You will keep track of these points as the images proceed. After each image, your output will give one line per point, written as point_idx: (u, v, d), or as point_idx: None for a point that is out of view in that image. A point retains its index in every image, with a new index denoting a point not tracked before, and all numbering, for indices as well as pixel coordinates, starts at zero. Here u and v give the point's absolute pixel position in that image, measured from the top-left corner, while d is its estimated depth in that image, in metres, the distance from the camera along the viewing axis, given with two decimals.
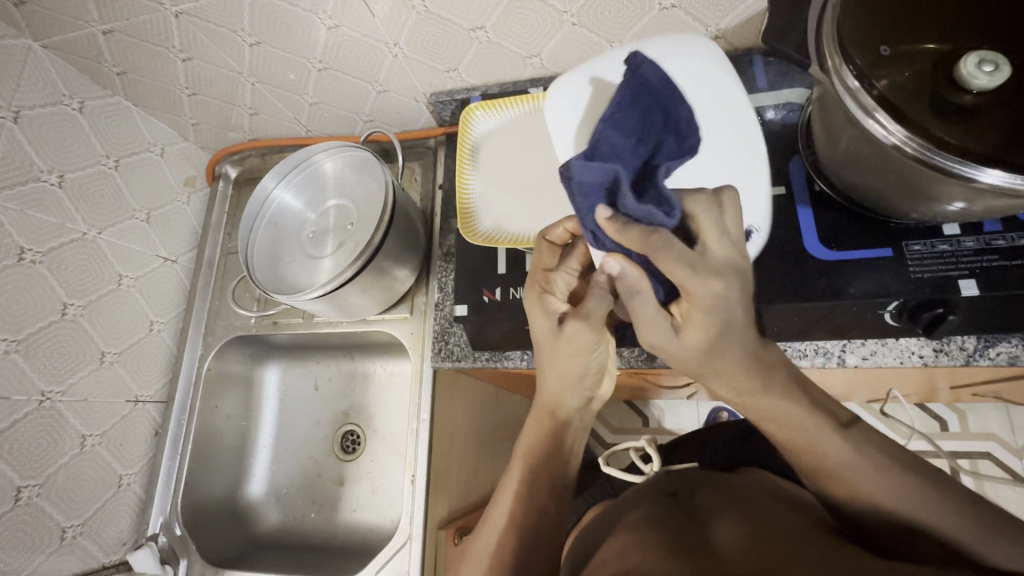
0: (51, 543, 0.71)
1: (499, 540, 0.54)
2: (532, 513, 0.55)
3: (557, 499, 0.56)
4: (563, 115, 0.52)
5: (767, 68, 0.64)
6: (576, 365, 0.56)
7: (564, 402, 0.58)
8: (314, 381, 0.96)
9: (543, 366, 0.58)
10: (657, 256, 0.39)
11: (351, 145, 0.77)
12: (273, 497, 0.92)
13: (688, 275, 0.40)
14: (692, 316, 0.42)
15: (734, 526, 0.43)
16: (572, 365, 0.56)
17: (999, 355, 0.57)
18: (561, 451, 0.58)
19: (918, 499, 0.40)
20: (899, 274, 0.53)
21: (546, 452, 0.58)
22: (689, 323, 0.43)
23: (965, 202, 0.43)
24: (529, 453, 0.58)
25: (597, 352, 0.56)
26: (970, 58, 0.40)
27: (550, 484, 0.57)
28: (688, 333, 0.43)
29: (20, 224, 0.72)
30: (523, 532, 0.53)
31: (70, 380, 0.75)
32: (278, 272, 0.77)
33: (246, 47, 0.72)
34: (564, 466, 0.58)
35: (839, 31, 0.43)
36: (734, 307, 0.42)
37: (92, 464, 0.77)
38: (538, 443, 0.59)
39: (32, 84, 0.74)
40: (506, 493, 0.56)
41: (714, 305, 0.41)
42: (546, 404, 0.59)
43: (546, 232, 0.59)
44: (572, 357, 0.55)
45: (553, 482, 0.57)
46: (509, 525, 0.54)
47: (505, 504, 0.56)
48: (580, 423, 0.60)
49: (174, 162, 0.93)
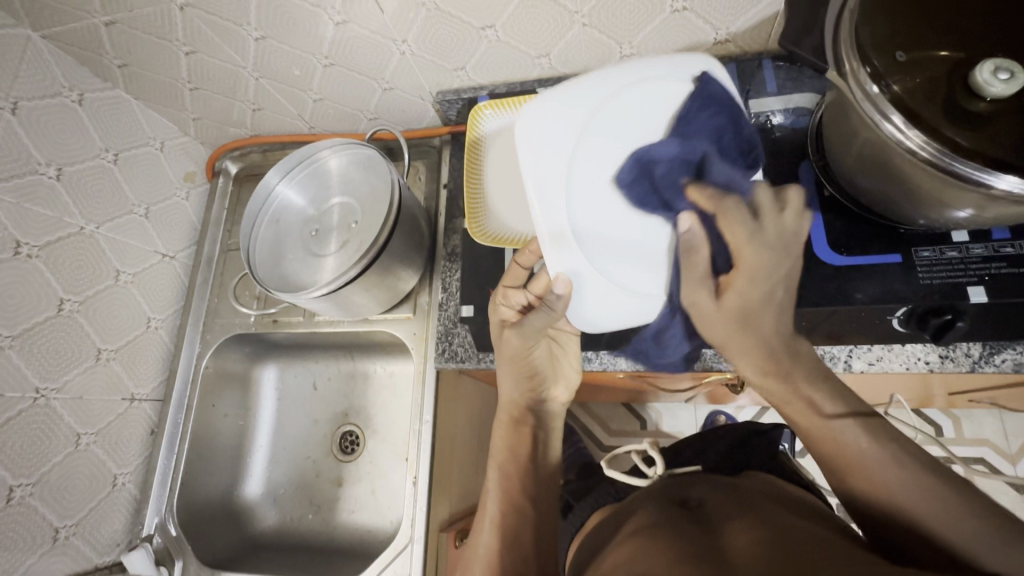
0: (44, 543, 0.69)
1: (489, 546, 0.56)
2: (519, 518, 0.57)
3: (531, 495, 0.60)
4: (544, 121, 0.49)
5: (777, 72, 0.64)
6: (524, 366, 0.62)
7: (518, 401, 0.64)
8: (312, 380, 0.95)
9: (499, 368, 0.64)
10: (724, 215, 0.48)
11: (355, 142, 0.76)
12: (269, 497, 0.90)
13: (743, 240, 0.47)
14: (734, 282, 0.48)
15: (747, 530, 0.43)
16: (520, 367, 0.62)
17: (1004, 362, 0.57)
18: (525, 447, 0.62)
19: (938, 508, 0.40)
20: (908, 280, 0.53)
21: (511, 452, 0.62)
22: (731, 287, 0.48)
23: (973, 210, 0.43)
24: (501, 454, 0.62)
25: (538, 351, 0.62)
26: (986, 65, 0.41)
27: (524, 482, 0.60)
28: (728, 296, 0.48)
29: (16, 217, 0.70)
30: (511, 530, 0.56)
31: (65, 377, 0.74)
32: (280, 270, 0.76)
33: (252, 41, 0.71)
34: (532, 462, 0.62)
35: (857, 35, 0.43)
36: (777, 284, 0.49)
37: (87, 463, 0.75)
38: (505, 443, 0.62)
39: (31, 75, 0.73)
40: (492, 500, 0.59)
41: (760, 275, 0.48)
42: (506, 405, 0.64)
43: (515, 256, 0.59)
44: (518, 359, 0.61)
45: (524, 479, 0.60)
46: (496, 532, 0.56)
47: (492, 511, 0.58)
48: (539, 421, 0.65)
49: (174, 158, 0.92)
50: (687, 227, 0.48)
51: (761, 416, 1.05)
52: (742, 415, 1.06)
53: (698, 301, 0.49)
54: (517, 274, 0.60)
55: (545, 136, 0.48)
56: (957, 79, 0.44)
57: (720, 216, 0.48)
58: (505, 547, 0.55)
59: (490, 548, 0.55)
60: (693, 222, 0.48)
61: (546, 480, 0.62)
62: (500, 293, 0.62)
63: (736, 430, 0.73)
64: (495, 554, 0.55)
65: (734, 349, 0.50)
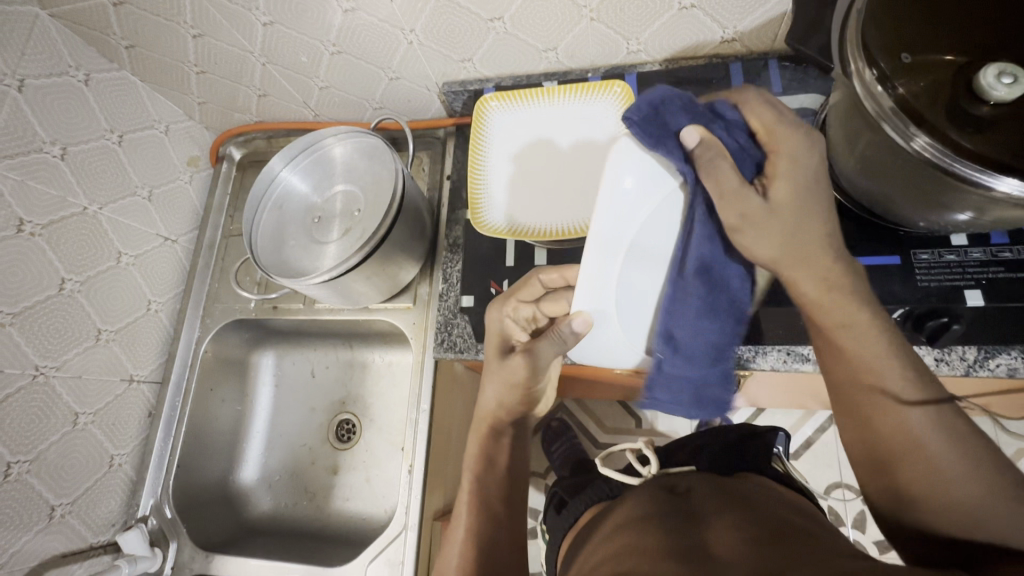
0: (40, 521, 0.70)
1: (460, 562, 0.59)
2: (489, 529, 0.61)
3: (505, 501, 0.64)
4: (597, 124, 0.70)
5: (782, 73, 0.65)
6: (514, 393, 0.64)
7: (501, 418, 0.66)
8: (311, 367, 0.95)
9: (486, 380, 0.64)
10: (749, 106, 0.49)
11: (361, 131, 0.76)
12: (265, 483, 0.91)
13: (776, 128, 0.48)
14: (779, 173, 0.47)
15: (730, 528, 0.43)
16: (509, 391, 0.64)
17: (999, 366, 0.53)
18: (502, 458, 0.66)
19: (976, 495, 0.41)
20: (907, 282, 0.54)
21: (487, 459, 0.65)
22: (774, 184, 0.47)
23: (973, 213, 0.44)
24: (475, 463, 0.65)
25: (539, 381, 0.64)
26: (991, 69, 0.41)
27: (499, 486, 0.64)
28: (775, 193, 0.47)
29: (19, 195, 0.70)
30: (481, 541, 0.60)
31: (64, 356, 0.74)
32: (282, 256, 0.76)
33: (259, 25, 0.71)
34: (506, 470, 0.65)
35: (862, 35, 0.44)
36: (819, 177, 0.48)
37: (84, 442, 0.76)
38: (481, 454, 0.65)
39: (39, 53, 0.72)
40: (461, 517, 0.62)
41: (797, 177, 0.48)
42: (485, 416, 0.66)
43: (541, 274, 0.61)
44: (502, 387, 0.63)
45: (498, 488, 0.64)
46: (466, 549, 0.59)
47: (462, 525, 0.61)
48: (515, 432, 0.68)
49: (177, 141, 0.92)
50: (701, 137, 0.45)
51: (755, 418, 1.05)
52: (737, 416, 1.06)
53: (750, 210, 0.45)
54: (532, 289, 0.61)
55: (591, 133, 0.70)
56: (959, 84, 0.44)
57: (746, 108, 0.49)
58: (480, 549, 0.59)
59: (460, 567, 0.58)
60: (701, 134, 0.45)
61: (517, 484, 0.67)
62: (509, 305, 0.62)
63: (732, 430, 0.73)
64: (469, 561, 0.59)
65: (795, 268, 0.47)
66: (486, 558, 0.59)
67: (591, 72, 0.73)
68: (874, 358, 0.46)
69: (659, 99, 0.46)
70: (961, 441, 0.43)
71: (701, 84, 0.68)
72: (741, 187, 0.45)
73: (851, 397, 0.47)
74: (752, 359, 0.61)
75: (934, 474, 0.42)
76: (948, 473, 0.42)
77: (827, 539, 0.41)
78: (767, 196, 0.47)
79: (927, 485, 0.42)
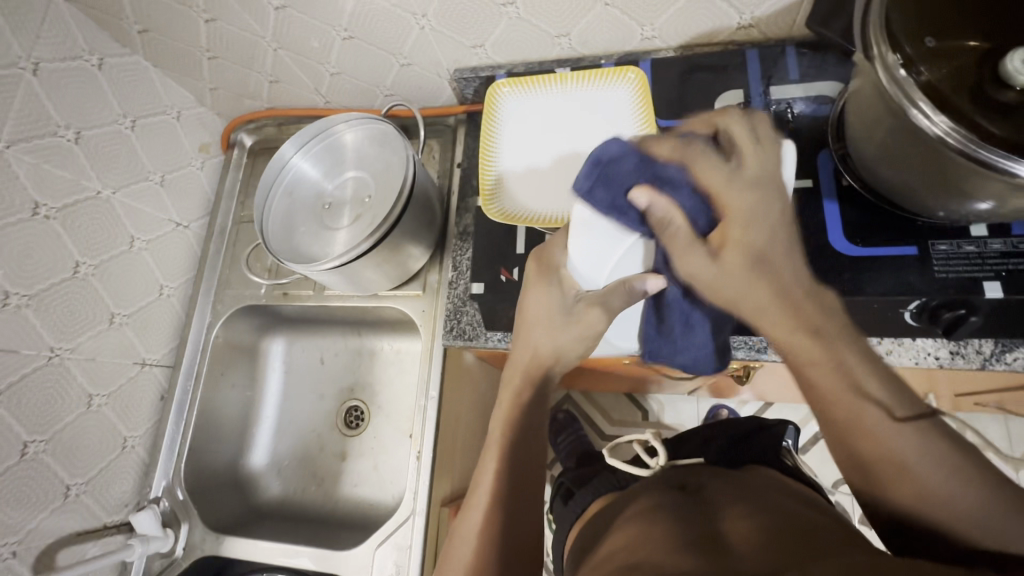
0: (55, 500, 0.71)
1: (479, 535, 0.52)
2: (514, 498, 0.53)
3: (537, 476, 0.56)
4: (612, 105, 0.68)
5: (800, 60, 0.64)
6: (546, 339, 0.58)
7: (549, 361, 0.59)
8: (320, 355, 0.95)
9: (525, 329, 0.60)
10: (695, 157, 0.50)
11: (373, 117, 0.76)
12: (274, 468, 0.92)
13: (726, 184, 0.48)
14: (730, 234, 0.46)
15: (745, 522, 0.42)
16: (553, 337, 0.58)
17: (1016, 360, 0.54)
18: (534, 420, 0.58)
19: (979, 509, 0.39)
20: (924, 273, 0.53)
21: (519, 422, 0.58)
22: (726, 250, 0.46)
23: (994, 201, 0.43)
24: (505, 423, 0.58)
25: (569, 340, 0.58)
26: (1018, 54, 0.40)
27: (529, 455, 0.56)
28: (728, 252, 0.46)
29: (35, 178, 0.70)
30: (507, 508, 0.53)
31: (78, 339, 0.75)
32: (293, 242, 0.76)
33: (271, 9, 0.71)
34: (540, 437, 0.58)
35: (888, 19, 0.43)
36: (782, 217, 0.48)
37: (98, 424, 0.77)
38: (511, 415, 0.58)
39: (53, 36, 0.72)
40: (487, 473, 0.55)
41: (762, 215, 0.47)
42: (523, 364, 0.60)
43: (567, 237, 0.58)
44: (540, 329, 0.58)
45: (527, 450, 0.56)
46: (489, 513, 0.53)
47: (485, 484, 0.55)
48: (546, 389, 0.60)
49: (189, 126, 0.92)
50: (639, 198, 0.49)
51: (763, 412, 1.04)
52: (745, 410, 1.06)
53: (695, 270, 0.48)
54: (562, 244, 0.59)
55: (606, 114, 0.69)
56: (984, 69, 0.43)
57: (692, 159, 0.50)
58: (503, 515, 0.52)
59: (484, 534, 0.51)
60: (642, 194, 0.49)
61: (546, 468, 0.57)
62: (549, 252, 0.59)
63: (742, 423, 0.73)
64: (490, 530, 0.51)
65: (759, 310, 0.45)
66: (512, 527, 0.52)
67: (604, 59, 0.72)
68: (851, 399, 0.43)
69: (608, 157, 0.51)
70: (960, 451, 0.42)
71: (716, 71, 0.67)
72: (683, 248, 0.49)
73: (828, 420, 0.44)
74: (762, 351, 0.59)
75: (930, 482, 0.41)
76: (945, 484, 0.40)
77: (850, 535, 0.40)
78: (716, 256, 0.47)
79: (922, 497, 0.41)
